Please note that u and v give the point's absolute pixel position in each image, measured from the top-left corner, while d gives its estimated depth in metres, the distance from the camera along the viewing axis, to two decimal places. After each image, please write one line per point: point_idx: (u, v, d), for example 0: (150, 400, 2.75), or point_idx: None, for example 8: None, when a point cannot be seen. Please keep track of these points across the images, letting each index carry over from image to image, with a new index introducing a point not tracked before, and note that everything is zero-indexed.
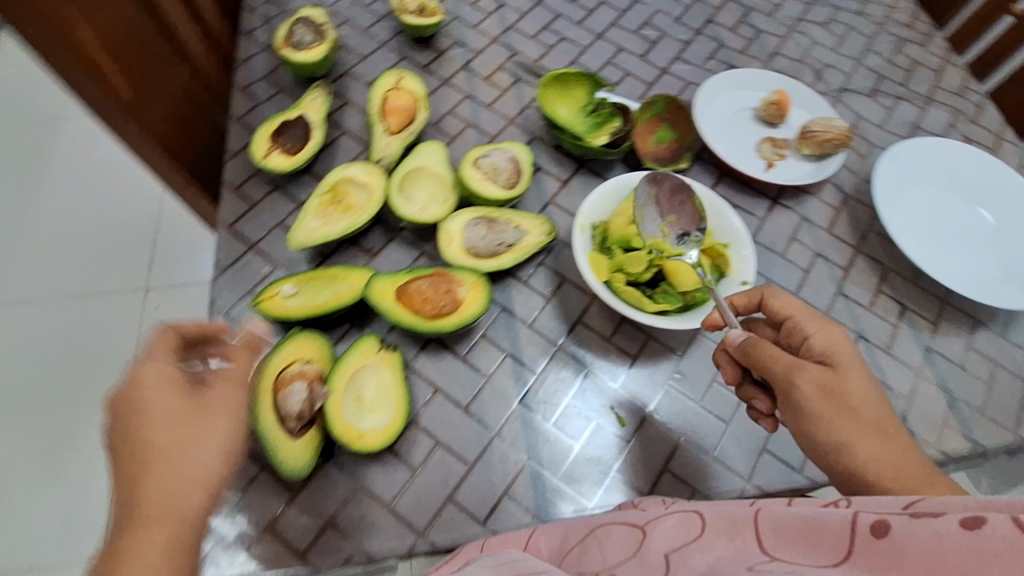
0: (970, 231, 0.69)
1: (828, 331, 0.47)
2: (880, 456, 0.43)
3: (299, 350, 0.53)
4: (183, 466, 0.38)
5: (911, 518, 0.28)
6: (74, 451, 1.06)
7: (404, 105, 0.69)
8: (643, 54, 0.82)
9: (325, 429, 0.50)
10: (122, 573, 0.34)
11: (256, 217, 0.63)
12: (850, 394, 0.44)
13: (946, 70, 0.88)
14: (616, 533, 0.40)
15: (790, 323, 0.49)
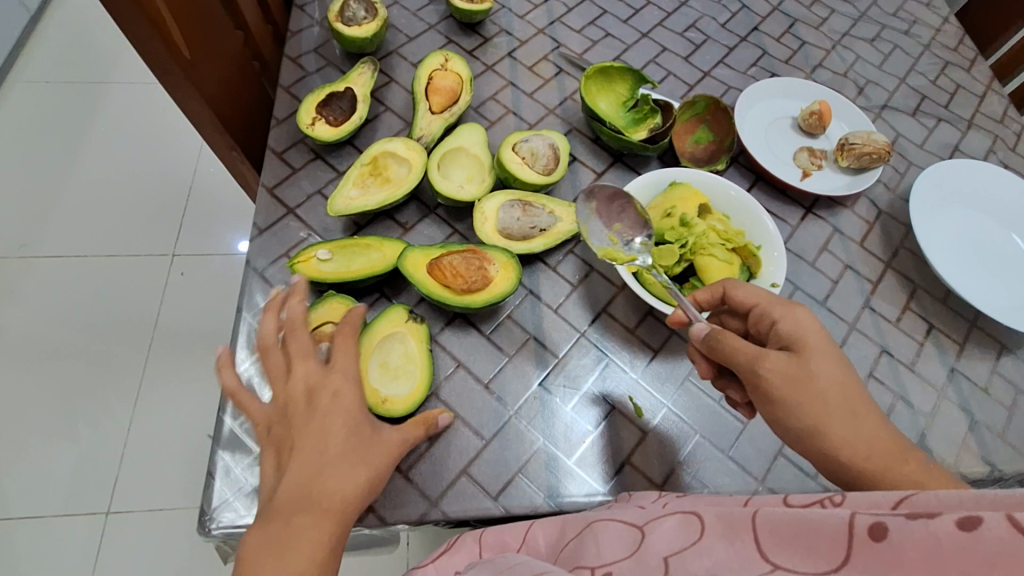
0: (1003, 258, 0.69)
1: (792, 316, 0.46)
2: (854, 435, 0.43)
3: (331, 312, 0.55)
4: (326, 499, 0.41)
5: (908, 518, 0.28)
6: (93, 404, 1.09)
7: (449, 86, 0.70)
8: (686, 57, 0.82)
9: None
10: (310, 487, 0.42)
11: (296, 183, 0.65)
12: (818, 378, 0.44)
13: (988, 96, 0.87)
14: (612, 528, 0.40)
15: (757, 311, 0.48)
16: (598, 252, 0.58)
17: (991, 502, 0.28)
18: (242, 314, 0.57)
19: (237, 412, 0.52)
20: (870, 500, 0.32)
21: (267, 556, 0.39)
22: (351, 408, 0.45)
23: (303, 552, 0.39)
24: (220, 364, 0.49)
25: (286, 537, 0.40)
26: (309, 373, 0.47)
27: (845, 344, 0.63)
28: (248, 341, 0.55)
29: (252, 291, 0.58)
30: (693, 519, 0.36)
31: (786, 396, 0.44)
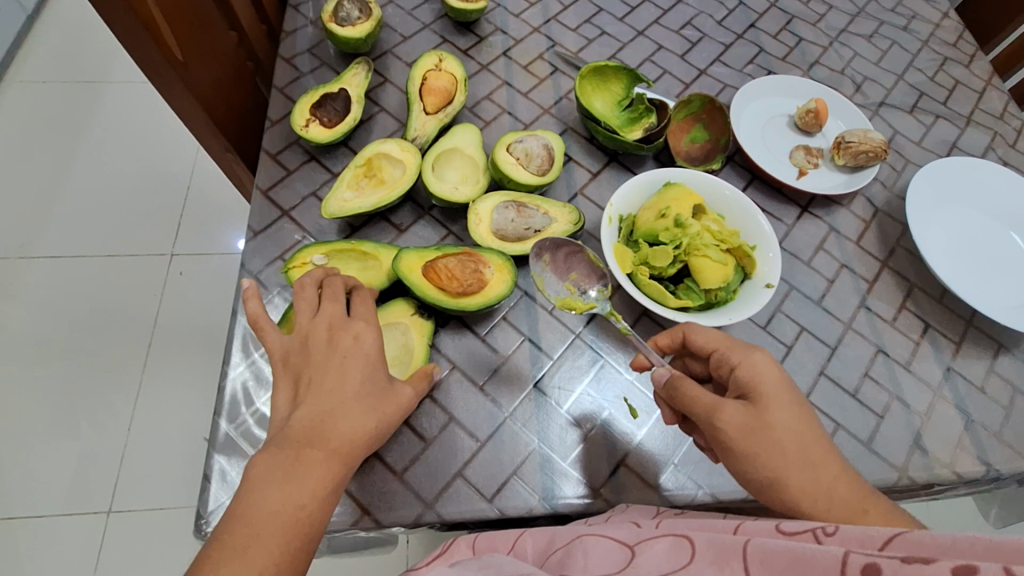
0: (999, 257, 0.68)
1: (748, 362, 0.47)
2: (810, 484, 0.43)
3: None
4: (338, 436, 0.42)
5: (903, 562, 0.28)
6: (92, 406, 1.09)
7: (443, 86, 0.69)
8: (682, 55, 0.82)
9: None
10: (316, 428, 0.42)
11: (291, 185, 0.65)
12: (774, 427, 0.44)
13: (989, 91, 0.86)
14: (602, 544, 0.39)
15: (716, 355, 0.49)
16: (557, 304, 0.56)
17: (982, 547, 0.28)
18: (237, 317, 0.57)
19: (232, 416, 0.52)
20: (861, 534, 0.33)
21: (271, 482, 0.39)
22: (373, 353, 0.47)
23: (308, 483, 0.40)
24: (248, 294, 0.48)
25: (293, 464, 0.40)
26: (335, 316, 0.48)
27: (841, 344, 0.63)
28: (244, 345, 0.55)
29: (247, 294, 0.58)
30: (684, 544, 0.36)
31: (743, 445, 0.44)
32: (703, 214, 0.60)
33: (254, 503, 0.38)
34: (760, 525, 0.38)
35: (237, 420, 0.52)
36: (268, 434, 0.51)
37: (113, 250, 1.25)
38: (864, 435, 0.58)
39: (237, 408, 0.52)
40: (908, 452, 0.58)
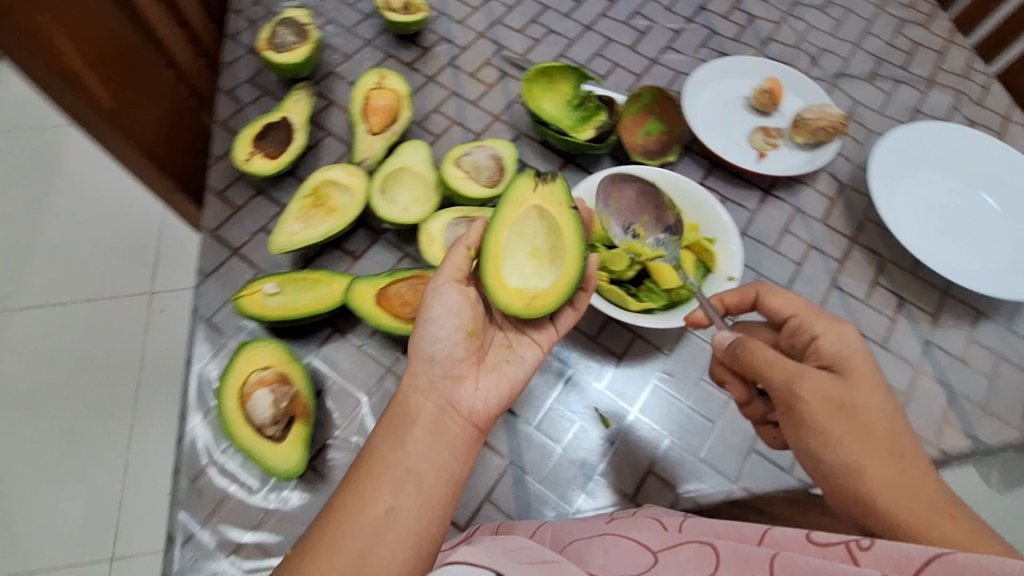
0: (970, 222, 0.67)
1: (835, 336, 0.45)
2: (901, 482, 0.39)
3: (253, 360, 0.52)
4: (403, 463, 0.40)
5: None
6: (82, 457, 1.06)
7: (386, 104, 0.67)
8: (632, 46, 0.80)
9: (305, 425, 0.50)
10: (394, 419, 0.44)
11: (240, 222, 0.63)
12: (863, 405, 0.41)
13: (950, 51, 0.85)
14: (624, 544, 0.39)
15: (796, 321, 0.47)
16: (622, 247, 0.56)
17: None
18: (191, 366, 0.55)
19: (192, 470, 0.50)
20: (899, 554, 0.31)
21: (338, 514, 0.38)
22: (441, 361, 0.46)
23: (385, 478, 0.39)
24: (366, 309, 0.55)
25: (362, 496, 0.39)
26: None
27: None
28: (200, 396, 0.54)
29: (199, 341, 0.56)
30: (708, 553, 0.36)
31: (825, 418, 0.41)
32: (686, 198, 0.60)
33: (329, 537, 0.37)
34: (789, 533, 0.37)
35: (199, 474, 0.50)
36: (230, 484, 0.50)
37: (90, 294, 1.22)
38: None
39: (197, 462, 0.51)
40: None
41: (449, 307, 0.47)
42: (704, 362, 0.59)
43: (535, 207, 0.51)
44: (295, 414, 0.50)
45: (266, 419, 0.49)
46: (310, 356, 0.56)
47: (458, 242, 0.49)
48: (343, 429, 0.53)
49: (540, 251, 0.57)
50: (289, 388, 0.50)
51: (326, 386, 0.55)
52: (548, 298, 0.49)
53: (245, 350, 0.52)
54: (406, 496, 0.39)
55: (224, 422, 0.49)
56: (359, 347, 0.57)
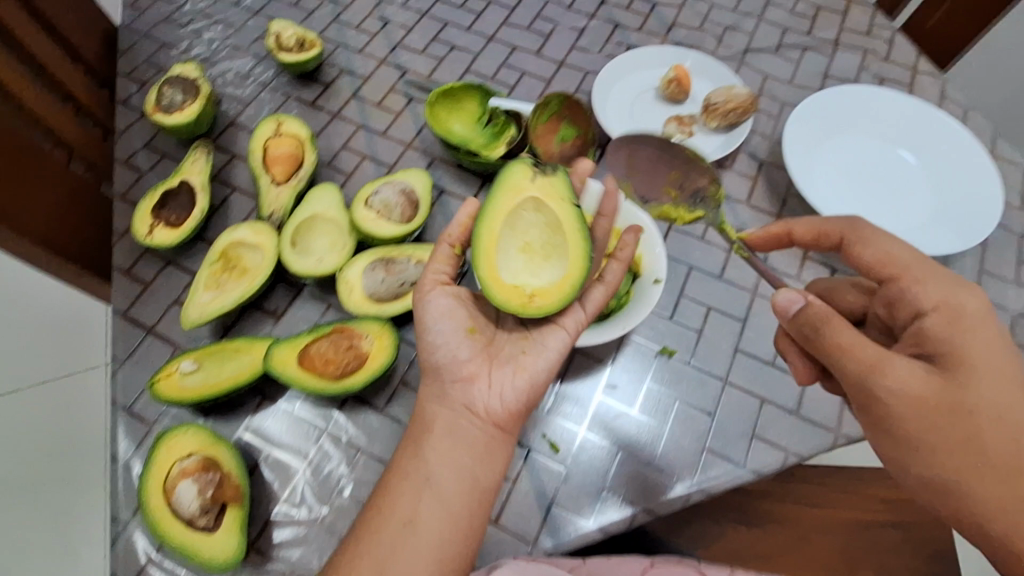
0: (891, 180, 0.67)
1: (961, 309, 0.42)
2: (980, 459, 0.40)
3: (174, 450, 0.50)
4: (421, 471, 0.43)
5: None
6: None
7: (286, 152, 0.64)
8: (538, 50, 0.79)
9: (238, 510, 0.48)
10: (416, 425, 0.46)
11: (151, 298, 0.60)
12: (972, 389, 0.40)
13: (851, 10, 0.84)
14: None
15: (892, 285, 0.45)
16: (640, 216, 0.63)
17: None
18: (114, 465, 0.52)
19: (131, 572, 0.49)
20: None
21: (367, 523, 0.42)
22: (451, 366, 0.47)
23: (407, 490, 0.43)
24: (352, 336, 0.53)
25: (393, 511, 0.42)
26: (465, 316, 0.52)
27: (752, 314, 0.61)
28: (127, 494, 0.51)
29: (119, 436, 0.54)
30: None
31: (915, 400, 0.40)
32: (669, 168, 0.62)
33: (357, 548, 0.41)
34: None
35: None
36: None
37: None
38: (793, 403, 0.56)
39: (136, 562, 0.49)
40: (840, 409, 0.56)
41: (443, 313, 0.49)
42: (647, 367, 0.58)
43: (529, 198, 0.49)
44: (225, 500, 0.48)
45: (195, 511, 0.46)
46: (241, 430, 0.54)
47: (439, 247, 0.52)
48: (285, 500, 0.51)
49: (533, 247, 0.54)
50: (212, 474, 0.48)
51: (261, 458, 0.53)
52: (547, 299, 0.47)
53: (163, 441, 0.50)
54: (422, 502, 0.42)
55: (150, 523, 0.47)
56: (290, 411, 0.55)
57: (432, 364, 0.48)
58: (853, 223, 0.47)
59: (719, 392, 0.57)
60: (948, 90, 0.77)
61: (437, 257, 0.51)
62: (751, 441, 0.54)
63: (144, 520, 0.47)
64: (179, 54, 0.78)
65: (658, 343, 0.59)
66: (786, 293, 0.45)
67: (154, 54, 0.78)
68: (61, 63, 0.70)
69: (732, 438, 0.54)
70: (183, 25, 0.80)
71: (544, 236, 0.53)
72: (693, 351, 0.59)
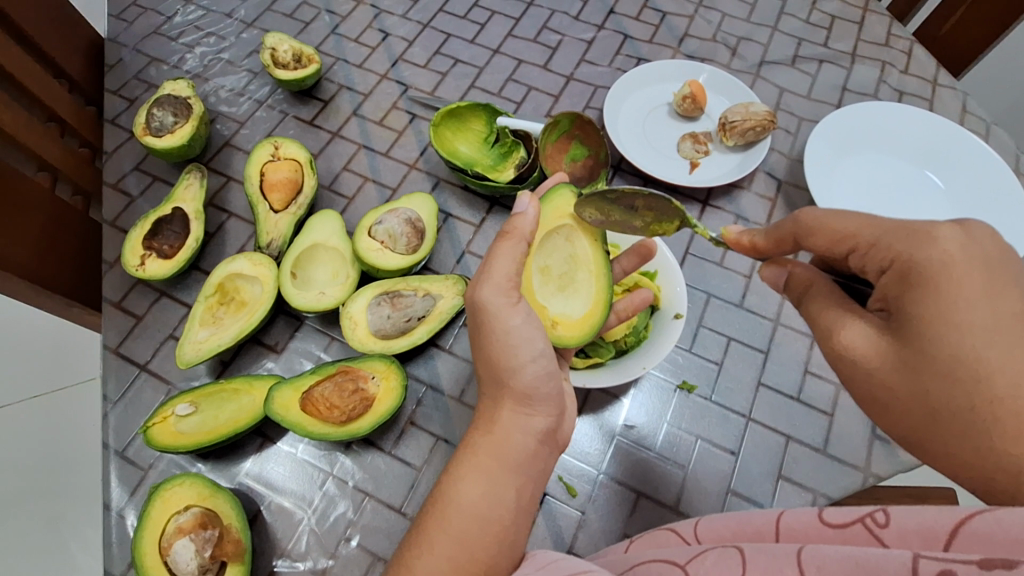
0: (914, 201, 0.64)
1: (923, 261, 0.32)
2: (972, 423, 0.31)
3: (170, 503, 0.47)
4: (487, 505, 0.38)
5: (981, 568, 0.23)
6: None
7: (285, 176, 0.61)
8: (545, 65, 0.76)
9: (239, 566, 0.46)
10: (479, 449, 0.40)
11: (144, 333, 0.58)
12: (932, 346, 0.31)
13: (867, 19, 0.81)
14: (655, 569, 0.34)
15: (855, 257, 0.35)
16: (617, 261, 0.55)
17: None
18: (107, 514, 0.50)
19: None
20: (922, 527, 0.27)
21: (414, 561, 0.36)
22: (540, 397, 0.42)
23: (470, 519, 0.37)
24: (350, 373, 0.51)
25: (459, 558, 0.36)
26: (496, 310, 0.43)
27: (773, 344, 0.58)
28: (120, 546, 0.49)
29: (112, 483, 0.51)
30: (731, 554, 0.31)
31: (874, 364, 0.34)
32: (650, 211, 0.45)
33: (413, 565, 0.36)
34: (803, 517, 0.33)
35: None
36: None
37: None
38: (818, 440, 0.54)
39: None
40: (867, 445, 0.54)
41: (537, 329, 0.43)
42: (666, 403, 0.55)
43: (569, 224, 0.48)
44: (225, 557, 0.45)
45: (193, 570, 0.44)
46: (242, 475, 0.51)
47: (511, 243, 0.43)
48: (288, 552, 0.49)
49: (550, 273, 0.51)
50: (211, 531, 0.45)
51: (264, 505, 0.50)
52: (570, 329, 0.47)
53: (159, 494, 0.47)
54: (490, 546, 0.37)
55: None
56: (294, 454, 0.52)
57: (520, 391, 0.42)
58: (798, 216, 0.38)
59: (742, 429, 0.54)
60: (970, 104, 0.75)
61: (508, 255, 0.43)
62: (777, 482, 0.52)
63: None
64: (170, 70, 0.74)
65: (677, 377, 0.56)
66: (773, 269, 0.40)
67: (144, 70, 0.75)
68: (47, 82, 0.67)
69: (756, 478, 0.52)
70: (174, 39, 0.76)
71: (564, 266, 0.51)
72: (713, 386, 0.56)
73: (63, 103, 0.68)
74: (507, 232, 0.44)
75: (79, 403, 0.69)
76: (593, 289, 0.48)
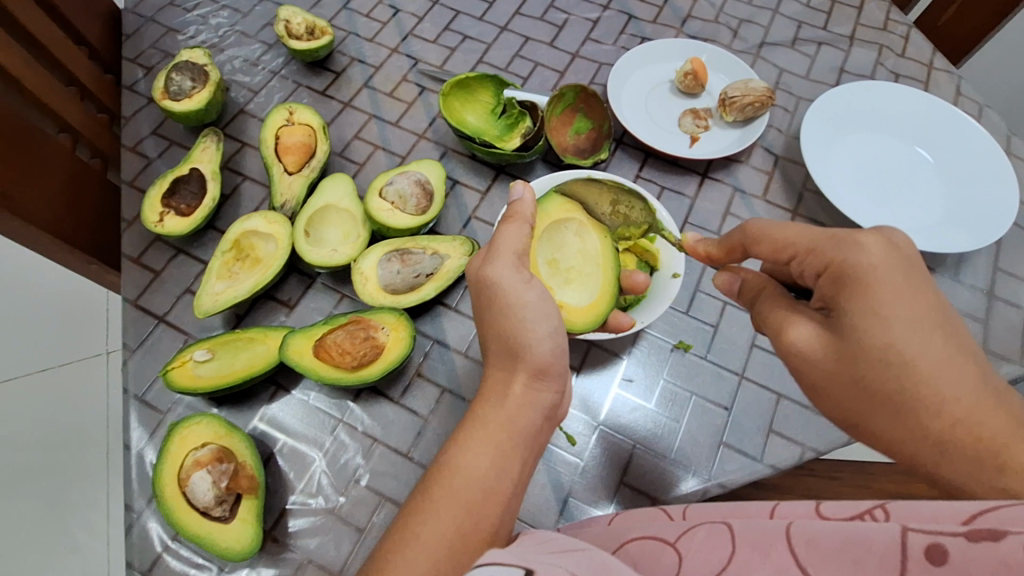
0: (907, 177, 0.66)
1: (854, 266, 0.37)
2: (904, 402, 0.36)
3: (189, 440, 0.49)
4: (491, 471, 0.40)
5: (967, 540, 0.26)
6: (57, 525, 0.85)
7: (299, 141, 0.64)
8: (551, 42, 0.78)
9: (254, 502, 0.48)
10: (492, 420, 0.42)
11: (161, 287, 0.60)
12: (862, 340, 0.37)
13: (866, 4, 0.83)
14: (647, 547, 0.37)
15: (795, 264, 0.40)
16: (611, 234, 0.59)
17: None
18: (127, 453, 0.52)
19: (146, 561, 0.49)
20: (918, 514, 0.29)
21: (421, 527, 0.37)
22: (552, 374, 0.45)
23: (477, 484, 0.39)
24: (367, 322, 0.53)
25: (466, 526, 0.38)
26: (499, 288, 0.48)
27: None
28: (141, 482, 0.51)
29: (132, 425, 0.53)
30: (721, 530, 0.34)
31: (817, 359, 0.39)
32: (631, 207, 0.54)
33: (411, 524, 0.38)
34: (798, 509, 0.35)
35: (155, 563, 0.48)
36: (189, 568, 0.48)
37: (39, 361, 0.92)
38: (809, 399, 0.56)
39: (151, 550, 0.49)
40: None
41: (541, 309, 0.45)
42: (663, 361, 0.58)
43: (577, 218, 0.54)
44: (241, 490, 0.48)
45: (210, 501, 0.47)
46: (256, 419, 0.53)
47: (515, 225, 0.48)
48: (301, 490, 0.51)
49: (558, 266, 0.55)
50: (228, 465, 0.48)
51: (277, 447, 0.53)
52: (580, 314, 0.50)
53: (177, 431, 0.49)
54: (494, 513, 0.39)
55: (165, 513, 0.47)
56: (306, 401, 0.54)
57: (534, 365, 0.44)
58: (745, 228, 0.43)
59: (735, 387, 0.56)
60: (963, 87, 0.77)
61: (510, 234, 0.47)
62: (768, 436, 0.54)
63: (160, 513, 0.46)
64: (187, 40, 0.76)
65: (674, 337, 0.59)
66: (725, 276, 0.47)
67: (161, 39, 0.76)
68: (70, 48, 0.69)
69: (749, 433, 0.54)
70: (189, 10, 0.78)
71: (573, 260, 0.55)
72: (709, 347, 0.58)
73: (82, 67, 0.70)
74: (510, 216, 0.49)
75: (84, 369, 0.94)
76: (602, 278, 0.52)
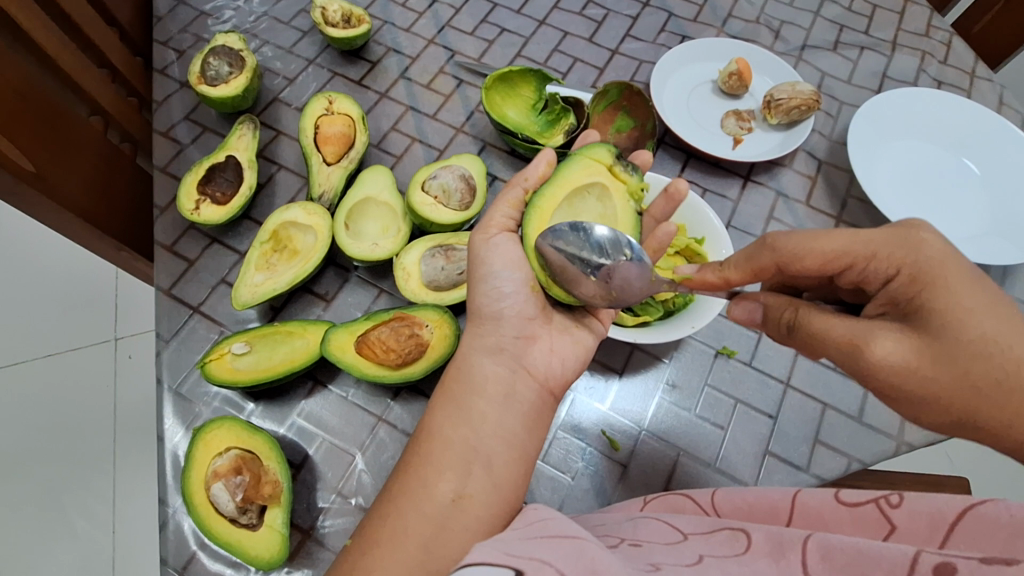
0: (951, 187, 0.65)
1: (923, 260, 0.36)
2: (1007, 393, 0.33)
3: (212, 444, 0.48)
4: (471, 443, 0.39)
5: (982, 563, 0.28)
6: (61, 513, 0.83)
7: (339, 131, 0.62)
8: (590, 38, 0.77)
9: (278, 509, 0.47)
10: (459, 384, 0.41)
11: (195, 276, 0.58)
12: (967, 337, 0.34)
13: (909, 9, 0.82)
14: (656, 527, 0.40)
15: (855, 269, 0.38)
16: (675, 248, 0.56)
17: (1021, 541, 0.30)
18: (161, 446, 0.51)
19: (181, 559, 0.47)
20: (929, 514, 0.34)
21: (393, 518, 0.36)
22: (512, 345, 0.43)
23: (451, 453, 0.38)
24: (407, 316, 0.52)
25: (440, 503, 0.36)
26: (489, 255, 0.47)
27: None
28: (176, 476, 0.50)
29: (166, 417, 0.52)
30: (740, 535, 0.37)
31: (916, 364, 0.34)
32: (629, 168, 0.48)
33: (391, 504, 0.37)
34: (818, 497, 0.39)
35: (190, 561, 0.47)
36: (225, 569, 0.47)
37: (51, 344, 0.92)
38: (853, 409, 0.55)
39: (184, 548, 0.48)
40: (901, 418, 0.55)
41: (508, 258, 0.45)
42: (705, 368, 0.57)
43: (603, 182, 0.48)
44: (263, 499, 0.47)
45: (233, 511, 0.46)
46: (294, 415, 0.52)
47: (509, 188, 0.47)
48: (339, 489, 0.50)
49: None
50: (241, 478, 0.46)
51: (312, 447, 0.51)
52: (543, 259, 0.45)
53: (200, 437, 0.48)
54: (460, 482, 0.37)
55: (194, 519, 0.46)
56: (346, 397, 0.53)
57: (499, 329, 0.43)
58: (774, 244, 0.40)
59: (780, 395, 0.55)
60: (1005, 97, 0.76)
61: (506, 202, 0.47)
62: (814, 447, 0.53)
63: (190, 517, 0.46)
64: (218, 24, 0.74)
65: (717, 343, 0.58)
66: (741, 305, 0.42)
67: (193, 22, 0.75)
68: (103, 29, 0.67)
69: (795, 442, 0.53)
70: None
71: None
72: (754, 354, 0.57)
73: (113, 47, 0.69)
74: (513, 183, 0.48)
75: (90, 354, 0.93)
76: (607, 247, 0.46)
